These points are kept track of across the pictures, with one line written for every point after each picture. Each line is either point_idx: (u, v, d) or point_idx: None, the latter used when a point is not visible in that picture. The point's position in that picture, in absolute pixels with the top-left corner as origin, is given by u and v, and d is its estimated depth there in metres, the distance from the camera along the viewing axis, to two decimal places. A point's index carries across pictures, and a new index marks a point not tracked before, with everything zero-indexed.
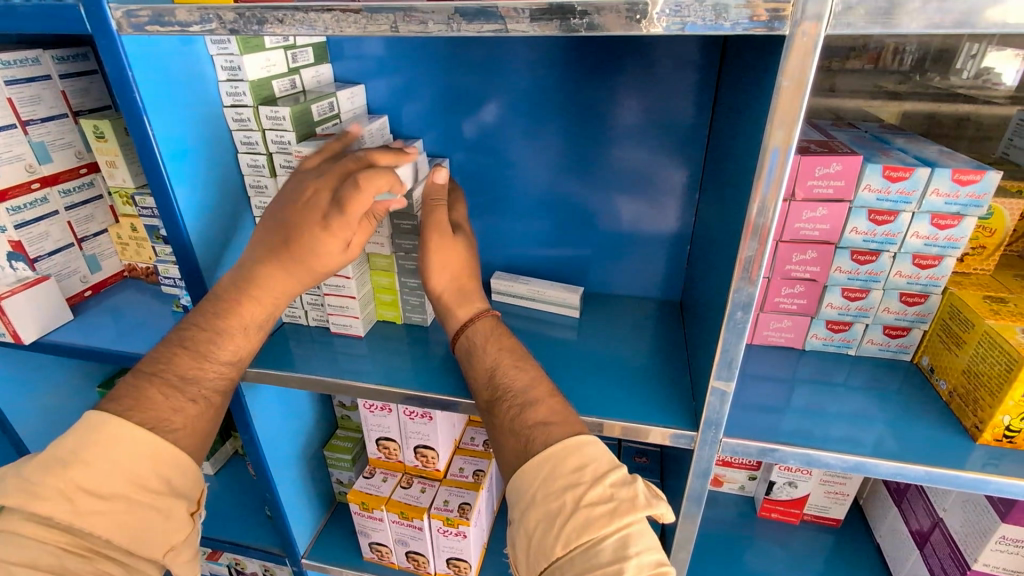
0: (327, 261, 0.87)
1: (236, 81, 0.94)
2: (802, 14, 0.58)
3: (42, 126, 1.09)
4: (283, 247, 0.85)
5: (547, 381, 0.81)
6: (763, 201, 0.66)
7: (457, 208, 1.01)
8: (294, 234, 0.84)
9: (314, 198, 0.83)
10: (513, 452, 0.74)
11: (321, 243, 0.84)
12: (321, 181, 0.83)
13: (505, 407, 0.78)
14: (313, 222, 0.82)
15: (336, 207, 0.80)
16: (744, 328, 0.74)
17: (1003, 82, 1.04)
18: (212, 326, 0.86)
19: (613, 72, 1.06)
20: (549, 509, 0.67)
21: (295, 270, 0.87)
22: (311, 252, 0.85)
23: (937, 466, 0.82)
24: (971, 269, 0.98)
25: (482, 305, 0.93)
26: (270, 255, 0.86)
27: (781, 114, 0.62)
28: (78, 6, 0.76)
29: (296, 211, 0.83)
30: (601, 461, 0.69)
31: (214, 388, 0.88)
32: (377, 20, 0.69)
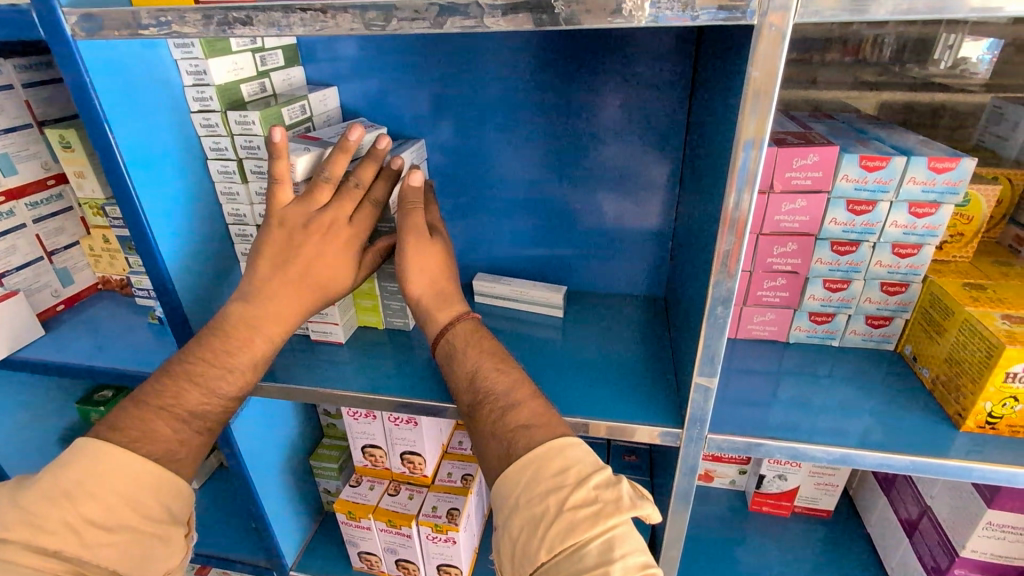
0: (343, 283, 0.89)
1: (203, 86, 0.91)
2: (769, 5, 0.58)
3: (5, 137, 1.06)
4: (301, 276, 0.85)
5: (528, 384, 0.80)
6: (738, 194, 0.66)
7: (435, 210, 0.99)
8: (314, 262, 0.85)
9: (333, 225, 0.85)
10: (496, 456, 0.73)
11: (344, 262, 0.87)
12: (335, 210, 0.84)
13: (486, 412, 0.77)
14: (339, 245, 0.86)
15: (360, 225, 0.87)
16: (726, 323, 0.74)
17: (979, 72, 1.04)
18: (222, 363, 0.83)
19: (590, 69, 1.05)
20: (532, 514, 0.66)
21: (307, 295, 0.87)
22: (331, 279, 0.87)
23: (921, 455, 0.81)
24: (950, 256, 0.98)
25: (462, 308, 0.90)
26: (289, 287, 0.85)
27: (752, 105, 0.62)
28: (31, 12, 0.73)
29: (318, 241, 0.84)
30: (585, 463, 0.68)
31: (220, 420, 0.85)
32: (345, 18, 0.67)
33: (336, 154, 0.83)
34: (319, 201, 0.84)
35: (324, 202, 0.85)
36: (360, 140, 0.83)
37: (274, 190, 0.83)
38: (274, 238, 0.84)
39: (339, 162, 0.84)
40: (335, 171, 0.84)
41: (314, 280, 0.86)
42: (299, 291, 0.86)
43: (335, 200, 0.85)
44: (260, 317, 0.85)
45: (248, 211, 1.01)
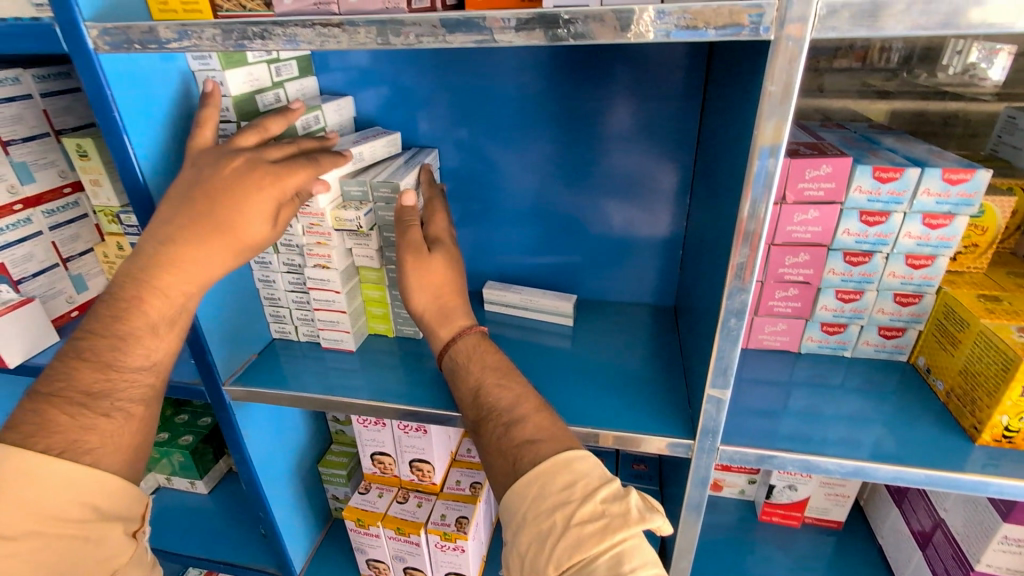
0: (252, 233, 0.82)
1: (219, 97, 0.91)
2: (786, 18, 0.57)
3: (24, 146, 1.08)
4: (206, 214, 0.78)
5: (531, 397, 0.79)
6: (754, 203, 0.65)
7: (438, 220, 0.99)
8: (217, 200, 0.78)
9: (248, 163, 0.79)
10: (502, 471, 0.74)
11: (257, 204, 0.79)
12: (256, 151, 0.81)
13: (491, 428, 0.77)
14: (252, 182, 0.79)
15: (283, 167, 0.81)
16: (739, 334, 0.73)
17: (989, 78, 1.04)
18: (110, 332, 0.77)
19: (601, 77, 1.05)
20: (540, 530, 0.66)
21: (216, 240, 0.79)
22: (236, 221, 0.79)
23: (938, 469, 0.81)
24: (964, 267, 0.98)
25: (465, 322, 0.90)
26: (190, 226, 0.78)
27: (767, 117, 0.62)
28: (55, 26, 0.75)
29: (223, 175, 0.78)
30: (592, 476, 0.68)
31: (134, 398, 0.79)
32: (362, 33, 0.68)
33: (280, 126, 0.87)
34: (238, 143, 0.81)
35: (244, 146, 0.81)
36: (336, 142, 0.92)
37: (195, 132, 0.83)
38: (184, 176, 0.80)
39: (274, 123, 0.85)
40: (265, 127, 0.84)
41: (214, 221, 0.78)
42: (203, 234, 0.78)
43: (256, 146, 0.82)
44: (151, 265, 0.79)
45: None
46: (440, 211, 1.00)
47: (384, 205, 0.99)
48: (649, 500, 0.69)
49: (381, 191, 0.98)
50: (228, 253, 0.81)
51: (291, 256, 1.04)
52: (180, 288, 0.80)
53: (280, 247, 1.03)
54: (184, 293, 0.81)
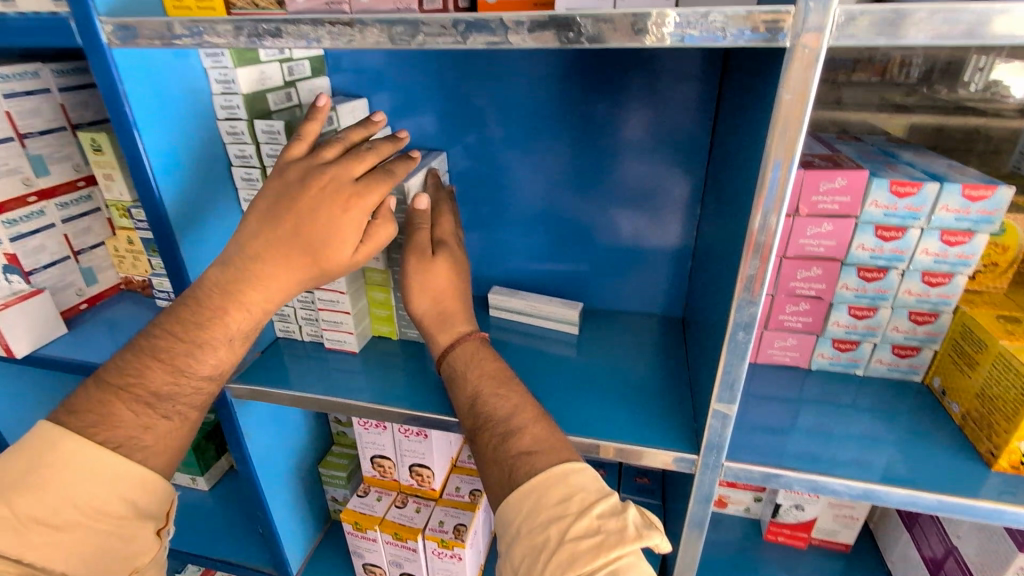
0: (339, 258, 0.76)
1: (230, 95, 0.91)
2: (803, 26, 0.56)
3: (40, 139, 1.10)
4: (292, 234, 0.73)
5: (530, 407, 0.78)
6: (765, 215, 0.63)
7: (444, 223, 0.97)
8: (305, 221, 0.73)
9: (334, 181, 0.73)
10: (497, 482, 0.72)
11: (341, 226, 0.74)
12: (337, 167, 0.74)
13: (487, 438, 0.76)
14: (337, 204, 0.73)
15: (366, 186, 0.75)
16: (747, 348, 0.71)
17: (1012, 96, 1.01)
18: (190, 337, 0.75)
19: (615, 85, 1.05)
20: (534, 543, 0.65)
21: (302, 262, 0.74)
22: (321, 245, 0.74)
23: (950, 495, 0.78)
24: (983, 286, 0.95)
25: (465, 327, 0.89)
26: (275, 247, 0.73)
27: (783, 128, 0.60)
28: (70, 20, 0.74)
29: (312, 194, 0.73)
30: (590, 491, 0.66)
31: (193, 404, 0.79)
32: (373, 33, 0.68)
33: (363, 134, 0.82)
34: (322, 157, 0.76)
35: (327, 159, 0.76)
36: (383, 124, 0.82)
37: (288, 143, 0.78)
38: (273, 189, 0.75)
39: (356, 133, 0.80)
40: (349, 138, 0.79)
41: (303, 243, 0.73)
42: (290, 253, 0.74)
43: (341, 158, 0.75)
44: (234, 282, 0.75)
45: None
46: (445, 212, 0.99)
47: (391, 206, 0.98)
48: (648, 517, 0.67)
49: None
50: (312, 270, 0.76)
51: None
52: (261, 303, 0.76)
53: None
54: (265, 310, 0.77)
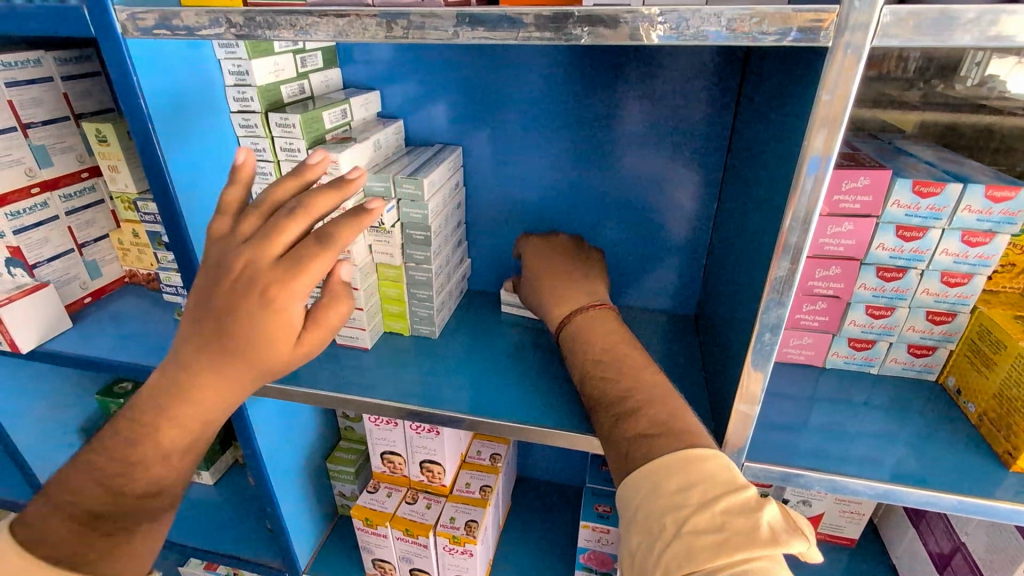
0: (279, 359, 0.59)
1: (244, 86, 0.89)
2: (846, 26, 0.55)
3: (42, 129, 1.07)
4: (216, 337, 0.57)
5: (642, 389, 0.75)
6: (797, 216, 0.62)
7: (537, 246, 1.06)
8: (226, 320, 0.56)
9: (251, 265, 0.55)
10: (617, 462, 0.71)
11: (269, 322, 0.55)
12: (249, 249, 0.55)
13: (605, 417, 0.76)
14: (254, 298, 0.55)
15: (290, 266, 0.54)
16: (773, 350, 0.70)
17: (1011, 91, 0.99)
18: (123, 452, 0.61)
19: (632, 80, 1.03)
20: (649, 530, 0.62)
21: (237, 368, 0.59)
22: (253, 349, 0.57)
23: (970, 496, 0.78)
24: (1000, 287, 0.95)
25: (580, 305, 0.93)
26: (199, 353, 0.58)
27: (820, 127, 0.59)
28: (82, 8, 0.71)
29: (229, 287, 0.55)
30: (715, 483, 0.61)
31: (142, 518, 0.63)
32: (396, 27, 0.66)
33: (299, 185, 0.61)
34: (238, 233, 0.58)
35: (246, 235, 0.58)
36: (324, 164, 0.61)
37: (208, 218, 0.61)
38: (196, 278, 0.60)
39: (282, 187, 0.60)
40: (269, 198, 0.59)
41: (229, 347, 0.57)
42: (217, 364, 0.58)
43: (258, 234, 0.56)
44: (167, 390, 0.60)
45: None
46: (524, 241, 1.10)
47: (409, 202, 0.96)
48: (792, 519, 0.62)
49: (406, 187, 0.95)
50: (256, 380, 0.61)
51: None
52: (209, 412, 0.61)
53: None
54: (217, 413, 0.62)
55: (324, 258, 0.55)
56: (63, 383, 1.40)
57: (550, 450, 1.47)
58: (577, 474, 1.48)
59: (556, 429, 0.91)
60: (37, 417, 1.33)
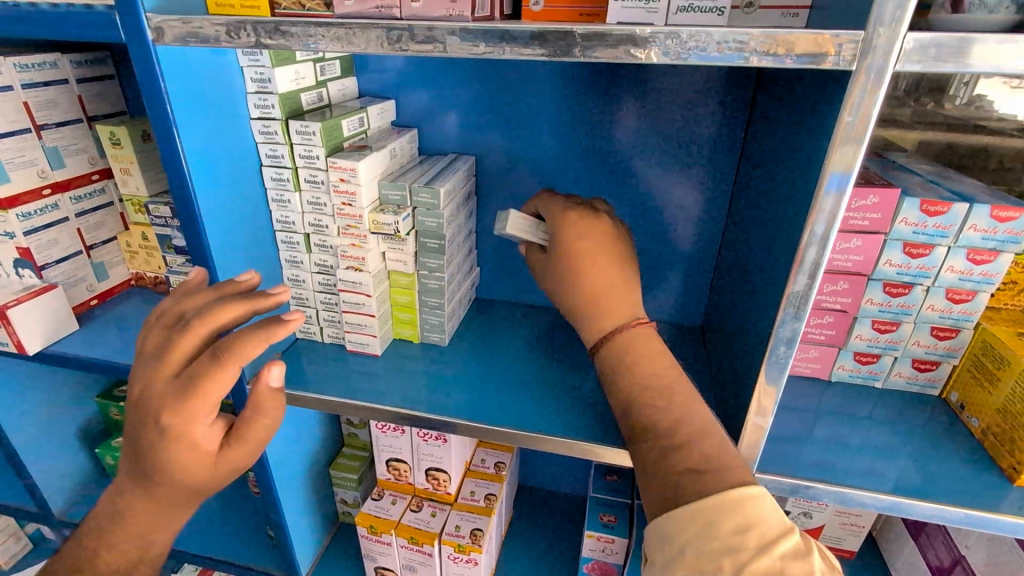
0: (195, 476, 0.65)
1: (266, 94, 0.90)
2: (870, 51, 0.57)
3: (56, 131, 1.07)
4: (134, 462, 0.64)
5: (692, 421, 0.70)
6: (816, 233, 0.64)
7: (583, 224, 0.85)
8: (138, 448, 0.63)
9: (147, 388, 0.61)
10: (656, 491, 0.67)
11: (173, 444, 0.61)
12: (150, 369, 0.62)
13: (649, 446, 0.70)
14: (152, 424, 0.61)
15: (184, 384, 0.60)
16: (788, 363, 0.71)
17: (996, 109, 1.03)
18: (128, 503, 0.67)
19: (646, 96, 1.05)
20: (699, 569, 0.59)
21: (162, 489, 0.65)
22: (167, 470, 0.63)
23: (977, 510, 0.79)
24: (1001, 304, 0.97)
25: (631, 315, 0.79)
26: (129, 478, 0.66)
27: (842, 146, 0.60)
28: (114, 14, 0.72)
29: (132, 417, 0.62)
30: (770, 524, 0.59)
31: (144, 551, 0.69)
32: (428, 42, 0.67)
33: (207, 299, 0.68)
34: (143, 352, 0.64)
35: (149, 351, 0.64)
36: (247, 283, 0.71)
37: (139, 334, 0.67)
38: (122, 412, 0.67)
39: (188, 302, 0.67)
40: (175, 312, 0.66)
41: (147, 471, 0.64)
42: (146, 486, 0.65)
43: (154, 355, 0.63)
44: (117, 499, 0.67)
45: (298, 219, 0.99)
46: (556, 204, 0.88)
47: (424, 211, 0.97)
48: (828, 557, 0.61)
49: (422, 196, 0.96)
50: (189, 496, 0.67)
51: (324, 257, 1.01)
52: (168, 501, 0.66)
53: (314, 247, 1.00)
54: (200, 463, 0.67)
55: (217, 376, 0.60)
56: (64, 385, 1.39)
57: (552, 460, 1.47)
58: (579, 483, 1.48)
59: (568, 437, 0.92)
60: (36, 419, 1.31)
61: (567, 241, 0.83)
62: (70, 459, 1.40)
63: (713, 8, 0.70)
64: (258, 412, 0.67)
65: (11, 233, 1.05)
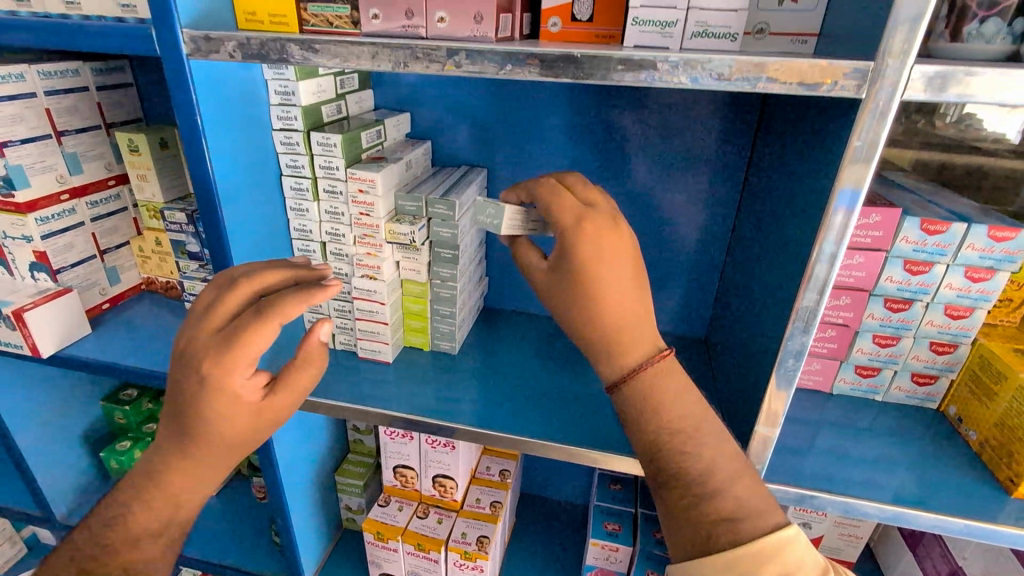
0: (236, 428, 0.66)
1: (289, 106, 0.92)
2: (880, 80, 0.60)
3: (76, 137, 1.09)
4: (177, 416, 0.66)
5: (724, 467, 0.69)
6: (825, 250, 0.66)
7: (605, 239, 0.67)
8: (183, 402, 0.65)
9: (195, 339, 0.64)
10: (688, 537, 0.68)
11: (215, 394, 0.63)
12: (198, 322, 0.65)
13: (677, 493, 0.69)
14: (196, 373, 0.63)
15: (230, 335, 0.62)
16: (796, 375, 0.74)
17: (987, 128, 1.06)
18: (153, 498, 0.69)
19: (656, 114, 1.08)
20: None
21: (204, 445, 0.67)
22: (209, 421, 0.65)
23: (977, 521, 0.82)
24: (997, 320, 1.00)
25: (649, 349, 0.70)
26: (171, 433, 0.68)
27: (852, 167, 0.63)
28: (151, 28, 0.75)
29: (178, 368, 0.64)
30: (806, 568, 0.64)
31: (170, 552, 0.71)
32: (456, 62, 0.69)
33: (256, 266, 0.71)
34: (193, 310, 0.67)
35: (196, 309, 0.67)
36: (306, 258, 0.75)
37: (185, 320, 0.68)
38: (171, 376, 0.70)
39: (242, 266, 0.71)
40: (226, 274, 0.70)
41: (190, 424, 0.65)
42: (186, 441, 0.67)
43: (203, 310, 0.66)
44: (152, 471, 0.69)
45: (315, 228, 1.01)
46: (571, 204, 0.69)
47: (439, 221, 0.99)
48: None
49: (438, 207, 0.98)
50: (229, 452, 0.69)
51: (339, 265, 1.03)
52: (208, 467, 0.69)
53: (330, 255, 1.02)
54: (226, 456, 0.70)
55: (258, 328, 0.62)
56: (70, 389, 1.39)
57: (555, 468, 1.48)
58: (581, 492, 1.50)
59: (577, 445, 0.93)
60: (42, 422, 1.32)
61: (583, 262, 0.67)
62: (74, 463, 1.40)
63: (727, 34, 0.73)
64: (295, 367, 0.68)
65: (29, 237, 1.06)
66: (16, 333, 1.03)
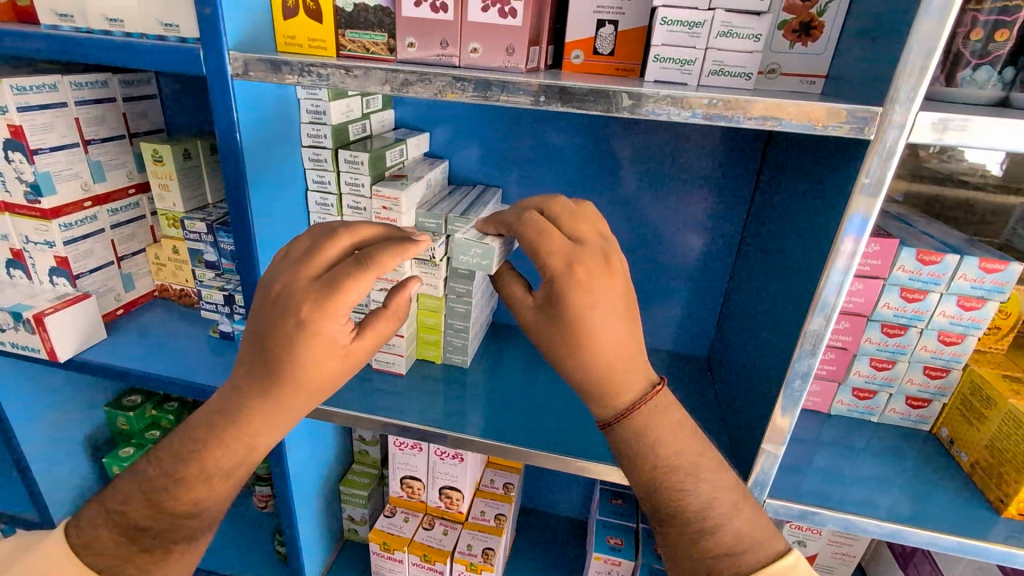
0: (321, 374, 0.66)
1: (319, 124, 0.96)
2: (888, 123, 0.64)
3: (101, 146, 1.12)
4: (262, 361, 0.66)
5: (723, 501, 0.72)
6: (832, 278, 0.71)
7: (597, 286, 0.66)
8: (270, 346, 0.65)
9: (291, 285, 0.65)
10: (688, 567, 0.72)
11: (309, 339, 0.64)
12: (293, 269, 0.66)
13: (677, 528, 0.72)
14: (293, 315, 0.64)
15: (329, 280, 0.64)
16: (801, 395, 0.78)
17: (966, 159, 1.13)
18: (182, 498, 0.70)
19: (666, 141, 1.13)
20: None
21: (285, 391, 0.67)
22: (295, 366, 0.65)
23: (969, 538, 0.86)
24: (986, 347, 1.05)
25: (643, 387, 0.71)
26: (248, 379, 0.68)
27: (859, 202, 0.67)
28: (198, 50, 0.78)
29: (271, 311, 0.65)
30: None
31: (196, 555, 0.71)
32: (489, 91, 0.73)
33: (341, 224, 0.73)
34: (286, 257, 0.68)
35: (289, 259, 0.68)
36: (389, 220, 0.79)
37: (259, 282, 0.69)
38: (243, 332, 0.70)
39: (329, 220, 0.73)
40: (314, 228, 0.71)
41: (274, 370, 0.66)
42: (266, 386, 0.67)
43: (299, 256, 0.67)
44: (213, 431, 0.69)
45: None
46: (560, 245, 0.67)
47: None
48: None
49: (456, 225, 0.99)
50: (305, 403, 0.69)
51: None
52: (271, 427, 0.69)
53: None
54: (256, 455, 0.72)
55: (356, 278, 0.63)
56: (76, 393, 1.39)
57: (557, 483, 1.50)
58: (581, 507, 1.52)
59: (586, 459, 0.96)
60: (48, 426, 1.32)
61: (575, 312, 0.66)
62: (76, 467, 1.40)
63: (742, 73, 0.78)
64: (382, 318, 0.72)
65: (51, 242, 1.08)
66: (35, 337, 1.05)
